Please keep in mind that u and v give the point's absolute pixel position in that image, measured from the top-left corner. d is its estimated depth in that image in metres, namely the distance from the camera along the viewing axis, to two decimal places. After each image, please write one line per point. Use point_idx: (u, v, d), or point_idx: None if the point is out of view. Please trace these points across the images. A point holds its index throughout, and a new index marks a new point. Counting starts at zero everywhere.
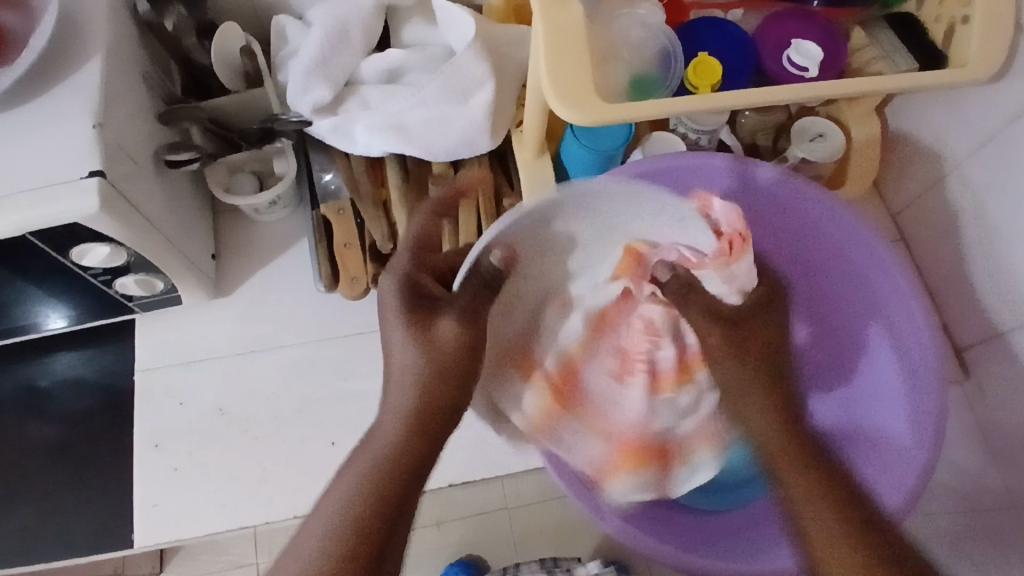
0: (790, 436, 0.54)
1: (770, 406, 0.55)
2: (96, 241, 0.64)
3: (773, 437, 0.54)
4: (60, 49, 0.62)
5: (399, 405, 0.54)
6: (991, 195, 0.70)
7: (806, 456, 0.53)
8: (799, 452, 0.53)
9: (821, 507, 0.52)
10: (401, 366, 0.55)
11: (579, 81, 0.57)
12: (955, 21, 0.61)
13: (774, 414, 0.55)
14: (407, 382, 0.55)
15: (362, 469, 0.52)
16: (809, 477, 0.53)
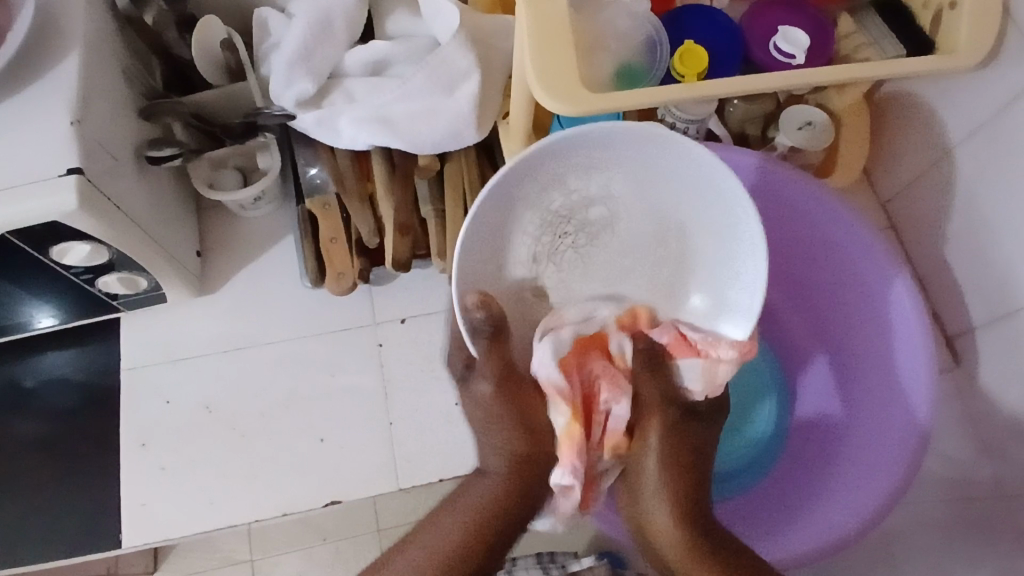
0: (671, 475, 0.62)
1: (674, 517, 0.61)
2: (76, 240, 0.63)
3: (663, 510, 0.61)
4: (37, 44, 0.61)
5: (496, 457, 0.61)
6: (981, 183, 0.70)
7: (706, 558, 0.59)
8: (666, 481, 0.62)
9: (679, 553, 0.60)
10: (483, 413, 0.62)
11: (564, 72, 0.56)
12: (943, 8, 0.61)
13: (668, 462, 0.62)
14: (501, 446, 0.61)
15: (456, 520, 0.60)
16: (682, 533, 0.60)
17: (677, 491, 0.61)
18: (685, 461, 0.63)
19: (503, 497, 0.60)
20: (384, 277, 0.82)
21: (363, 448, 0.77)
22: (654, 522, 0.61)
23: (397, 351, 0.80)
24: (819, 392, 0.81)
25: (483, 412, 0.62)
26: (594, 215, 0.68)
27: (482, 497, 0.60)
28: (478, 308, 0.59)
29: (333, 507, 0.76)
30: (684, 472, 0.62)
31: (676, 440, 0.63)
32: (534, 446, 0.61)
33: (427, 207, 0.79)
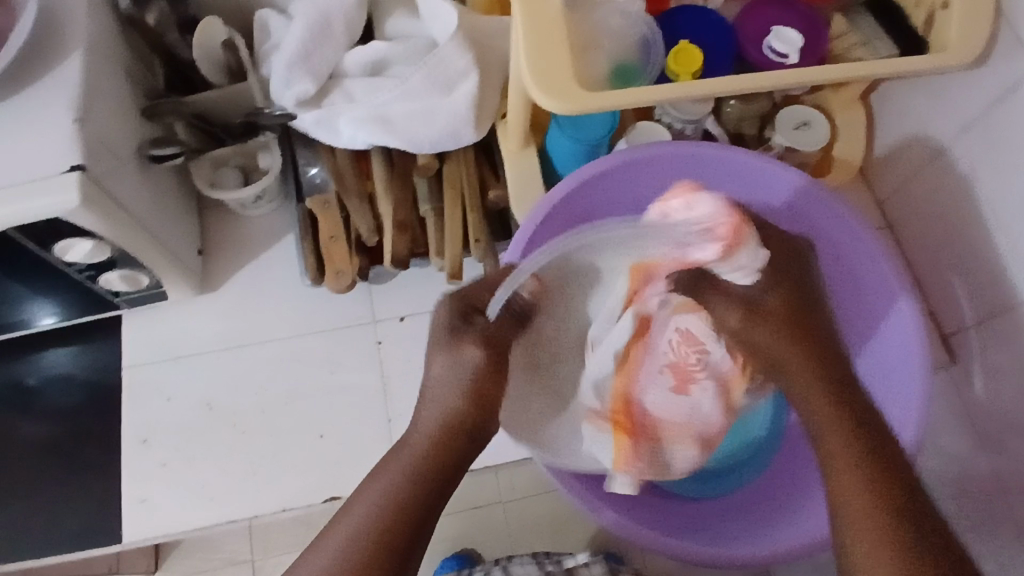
0: (795, 341, 0.59)
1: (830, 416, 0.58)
2: (79, 237, 0.64)
3: (785, 351, 0.59)
4: (40, 45, 0.62)
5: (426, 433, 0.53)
6: (975, 180, 0.70)
7: (859, 431, 0.56)
8: (803, 359, 0.59)
9: (825, 418, 0.57)
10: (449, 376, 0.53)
11: (559, 71, 0.56)
12: (935, 8, 0.62)
13: (778, 328, 0.59)
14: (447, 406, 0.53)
15: (389, 482, 0.52)
16: (823, 395, 0.58)
17: (809, 374, 0.59)
18: (796, 302, 0.59)
19: (432, 469, 0.53)
20: (383, 276, 0.82)
21: (362, 444, 0.77)
22: (809, 396, 0.58)
23: (396, 348, 0.81)
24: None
25: (450, 387, 0.53)
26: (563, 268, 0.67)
27: (417, 454, 0.53)
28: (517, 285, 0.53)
29: (332, 503, 0.77)
30: (817, 347, 0.59)
31: (795, 296, 0.60)
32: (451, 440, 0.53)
33: (426, 205, 0.80)
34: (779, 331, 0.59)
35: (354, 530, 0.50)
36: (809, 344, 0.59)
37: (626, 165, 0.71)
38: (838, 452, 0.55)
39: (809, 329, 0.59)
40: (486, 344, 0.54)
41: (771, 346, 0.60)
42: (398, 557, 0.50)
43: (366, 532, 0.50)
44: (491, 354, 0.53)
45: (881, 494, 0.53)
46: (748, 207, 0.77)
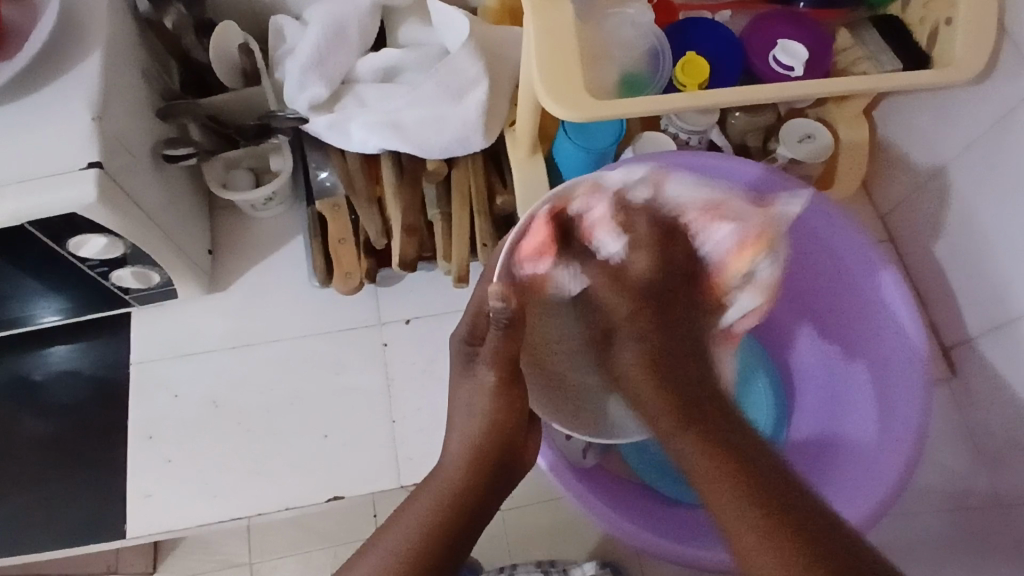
0: (651, 376, 0.59)
1: (641, 350, 0.60)
2: (93, 232, 0.65)
3: (645, 387, 0.58)
4: (62, 43, 0.63)
5: (465, 441, 0.60)
6: (976, 195, 0.71)
7: (696, 422, 0.54)
8: (662, 392, 0.57)
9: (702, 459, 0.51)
10: (471, 403, 0.61)
11: (569, 78, 0.58)
12: (939, 24, 0.63)
13: (640, 351, 0.60)
14: (476, 418, 0.60)
15: (423, 507, 0.55)
16: (664, 411, 0.55)
17: (692, 444, 0.52)
18: (663, 364, 0.59)
19: (462, 493, 0.57)
20: (390, 278, 0.84)
21: (368, 444, 0.78)
22: (658, 422, 0.56)
23: (402, 350, 0.82)
24: (814, 411, 0.82)
25: (475, 406, 0.61)
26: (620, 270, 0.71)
27: (442, 492, 0.57)
28: (498, 301, 0.56)
29: (334, 503, 0.77)
30: (672, 375, 0.58)
31: (662, 359, 0.59)
32: (480, 464, 0.59)
33: (434, 209, 0.81)
34: (650, 334, 0.61)
35: (401, 535, 0.53)
36: (661, 371, 0.58)
37: (632, 173, 0.72)
38: (716, 485, 0.49)
39: (661, 356, 0.59)
40: (500, 374, 0.60)
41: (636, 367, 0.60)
42: (449, 546, 0.54)
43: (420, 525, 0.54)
44: (502, 378, 0.60)
45: (734, 476, 0.49)
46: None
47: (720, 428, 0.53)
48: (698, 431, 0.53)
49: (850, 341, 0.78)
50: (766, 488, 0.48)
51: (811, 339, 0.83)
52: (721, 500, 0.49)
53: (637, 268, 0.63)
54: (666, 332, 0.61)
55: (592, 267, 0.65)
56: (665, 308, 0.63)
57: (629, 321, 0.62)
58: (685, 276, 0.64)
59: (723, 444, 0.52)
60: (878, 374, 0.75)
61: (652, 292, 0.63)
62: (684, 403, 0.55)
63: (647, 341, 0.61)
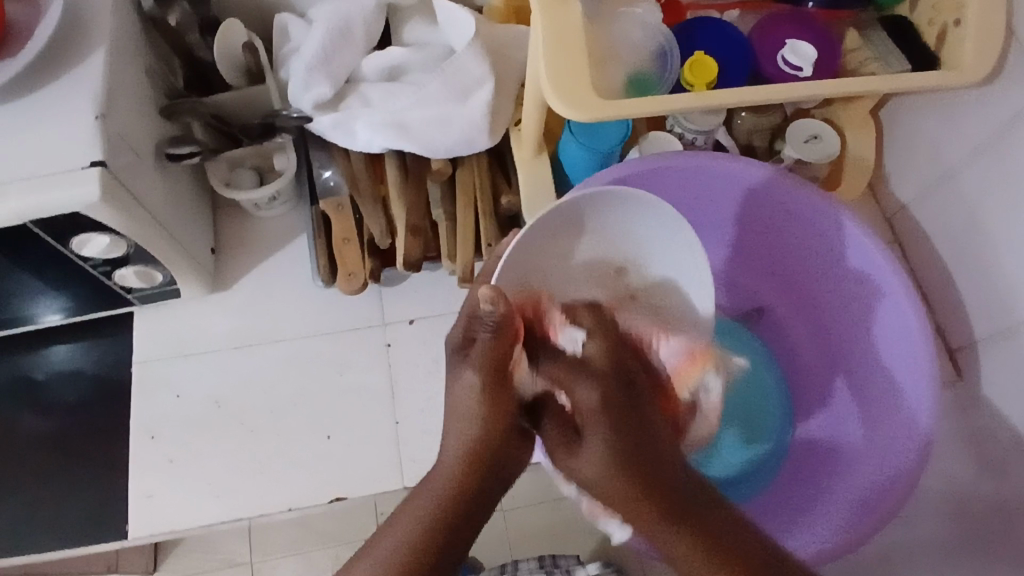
0: (615, 442, 0.50)
1: (606, 444, 0.50)
2: (96, 231, 0.64)
3: (608, 484, 0.50)
4: (66, 41, 0.63)
5: (462, 443, 0.55)
6: (983, 197, 0.71)
7: (651, 493, 0.49)
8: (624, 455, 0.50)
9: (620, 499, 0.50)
10: (468, 402, 0.56)
11: (576, 78, 0.57)
12: (948, 26, 0.63)
13: (604, 430, 0.50)
14: (473, 418, 0.56)
15: (411, 524, 0.52)
16: (614, 481, 0.49)
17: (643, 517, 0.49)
18: (633, 445, 0.50)
19: (458, 498, 0.54)
20: (395, 278, 0.84)
21: (370, 445, 0.77)
22: (592, 483, 0.51)
23: (405, 351, 0.81)
24: (824, 413, 0.81)
25: (467, 406, 0.56)
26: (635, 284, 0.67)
27: (435, 498, 0.53)
28: (487, 302, 0.53)
29: (336, 504, 0.77)
30: (636, 435, 0.51)
31: (625, 437, 0.50)
32: (473, 470, 0.55)
33: (438, 209, 0.81)
34: (600, 401, 0.51)
35: (392, 550, 0.51)
36: (624, 439, 0.50)
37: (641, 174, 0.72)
38: (679, 557, 0.49)
39: (636, 462, 0.50)
40: (486, 373, 0.55)
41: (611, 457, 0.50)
42: (437, 557, 0.51)
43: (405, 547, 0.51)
44: (490, 382, 0.55)
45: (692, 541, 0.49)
46: (759, 224, 0.78)
47: (675, 491, 0.50)
48: (655, 503, 0.49)
49: (857, 341, 0.77)
50: (732, 551, 0.49)
51: (817, 337, 0.82)
52: (693, 563, 0.49)
53: (598, 377, 0.52)
54: (629, 419, 0.51)
55: (552, 364, 0.55)
56: (627, 397, 0.52)
57: (595, 429, 0.50)
58: (625, 379, 0.53)
59: (701, 541, 0.49)
60: (886, 374, 0.74)
61: (622, 394, 0.52)
62: (654, 478, 0.49)
63: (613, 442, 0.50)
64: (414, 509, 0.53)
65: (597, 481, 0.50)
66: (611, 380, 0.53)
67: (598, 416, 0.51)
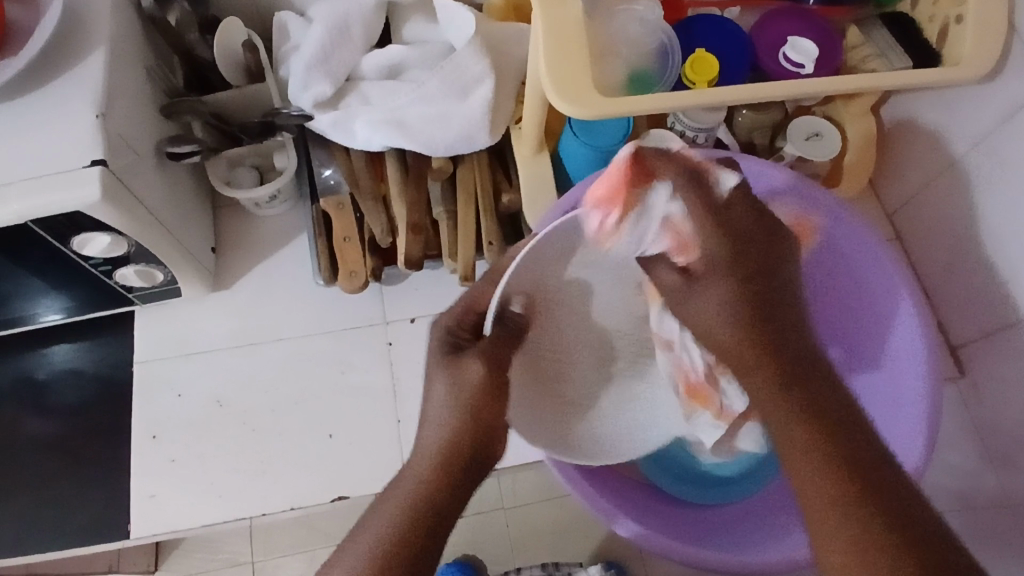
0: (746, 332, 0.56)
1: (739, 314, 0.57)
2: (98, 231, 0.64)
3: (756, 364, 0.55)
4: (65, 41, 0.63)
5: (445, 427, 0.54)
6: (985, 192, 0.71)
7: (786, 397, 0.53)
8: (751, 347, 0.56)
9: (768, 395, 0.54)
10: (447, 395, 0.55)
11: (576, 75, 0.57)
12: (949, 21, 0.63)
13: (733, 314, 0.57)
14: (456, 405, 0.55)
15: (388, 517, 0.51)
16: (766, 377, 0.55)
17: (770, 394, 0.54)
18: (764, 330, 0.56)
19: (443, 484, 0.53)
20: (396, 276, 0.84)
21: (372, 444, 0.77)
22: (754, 381, 0.55)
23: (407, 349, 0.81)
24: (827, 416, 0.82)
25: (447, 396, 0.55)
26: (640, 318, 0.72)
27: (417, 487, 0.52)
28: (493, 303, 0.60)
29: (339, 503, 0.77)
30: (771, 334, 0.56)
31: (756, 316, 0.56)
32: (459, 458, 0.53)
33: (439, 208, 0.80)
34: (727, 305, 0.57)
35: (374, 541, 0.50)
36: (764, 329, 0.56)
37: None
38: (794, 454, 0.52)
39: (769, 345, 0.55)
40: (485, 365, 0.56)
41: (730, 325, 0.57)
42: (423, 545, 0.50)
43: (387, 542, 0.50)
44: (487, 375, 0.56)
45: (822, 434, 0.51)
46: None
47: (807, 388, 0.54)
48: (789, 386, 0.54)
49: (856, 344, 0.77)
50: (840, 455, 0.51)
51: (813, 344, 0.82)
52: (797, 463, 0.51)
53: (725, 256, 0.58)
54: (762, 313, 0.56)
55: (684, 194, 0.59)
56: (764, 301, 0.57)
57: (715, 288, 0.58)
58: (766, 233, 0.59)
59: (814, 418, 0.52)
60: (886, 374, 0.75)
61: (766, 286, 0.58)
62: (791, 364, 0.55)
63: (728, 303, 0.57)
64: (396, 498, 0.52)
65: (724, 333, 0.57)
66: (722, 238, 0.59)
67: (731, 307, 0.57)
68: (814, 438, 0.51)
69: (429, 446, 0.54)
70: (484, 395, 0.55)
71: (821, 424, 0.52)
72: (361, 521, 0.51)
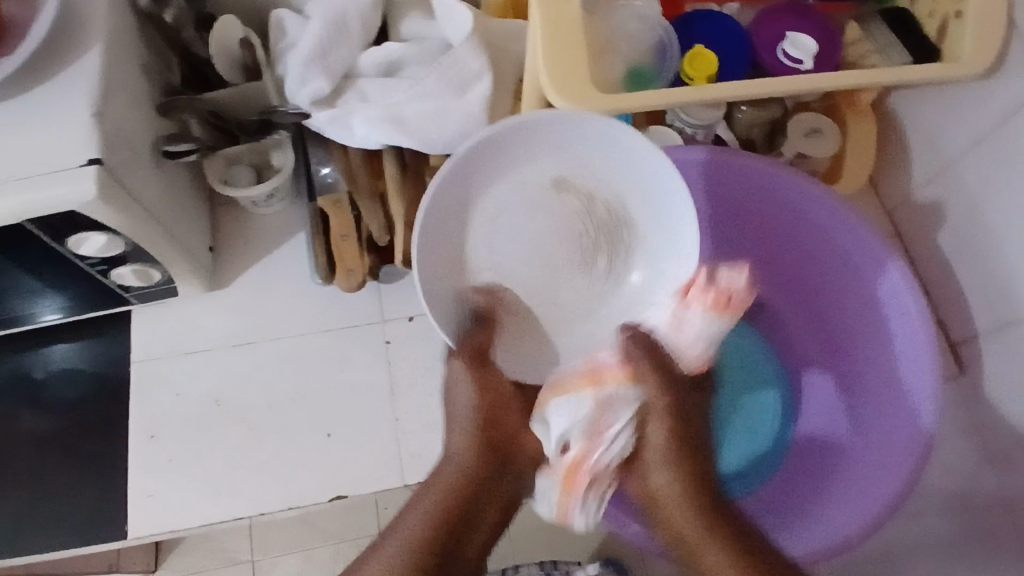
0: (679, 487, 0.59)
1: (667, 428, 0.59)
2: (93, 230, 0.64)
3: (668, 489, 0.59)
4: (60, 38, 0.62)
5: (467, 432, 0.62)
6: (985, 190, 0.71)
7: (700, 498, 0.59)
8: (686, 494, 0.59)
9: (678, 496, 0.59)
10: (464, 401, 0.63)
11: (573, 71, 0.57)
12: (948, 17, 0.62)
13: (671, 469, 0.59)
14: (472, 411, 0.62)
15: (422, 507, 0.58)
16: (679, 481, 0.59)
17: (697, 522, 0.58)
18: (686, 448, 0.60)
19: (470, 478, 0.60)
20: (392, 275, 0.83)
21: (369, 443, 0.77)
22: (654, 480, 0.59)
23: (404, 348, 0.81)
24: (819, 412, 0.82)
25: (466, 401, 0.63)
26: (605, 213, 0.67)
27: (448, 481, 0.60)
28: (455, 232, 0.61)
29: (337, 502, 0.77)
30: (689, 447, 0.60)
31: (679, 428, 0.60)
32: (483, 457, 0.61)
33: None
34: (658, 432, 0.60)
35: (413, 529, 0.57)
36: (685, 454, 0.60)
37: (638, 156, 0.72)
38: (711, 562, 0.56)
39: (694, 455, 0.60)
40: (472, 360, 0.62)
41: (671, 477, 0.59)
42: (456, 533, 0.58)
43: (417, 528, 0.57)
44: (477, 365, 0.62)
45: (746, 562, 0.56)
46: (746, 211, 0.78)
47: (721, 513, 0.59)
48: (706, 505, 0.58)
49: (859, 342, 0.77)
50: (769, 572, 0.56)
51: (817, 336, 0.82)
52: (733, 572, 0.56)
53: (670, 478, 0.59)
54: (682, 421, 0.60)
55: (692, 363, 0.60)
56: (688, 431, 0.61)
57: (658, 415, 0.59)
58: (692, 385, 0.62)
59: (718, 533, 0.57)
60: (888, 374, 0.74)
61: (689, 407, 0.61)
62: (700, 484, 0.59)
63: (668, 434, 0.59)
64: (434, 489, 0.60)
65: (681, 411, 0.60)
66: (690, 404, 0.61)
67: (666, 460, 0.59)
68: (739, 554, 0.56)
69: (458, 444, 0.62)
70: (494, 393, 0.63)
71: (742, 543, 0.57)
72: (397, 515, 0.58)
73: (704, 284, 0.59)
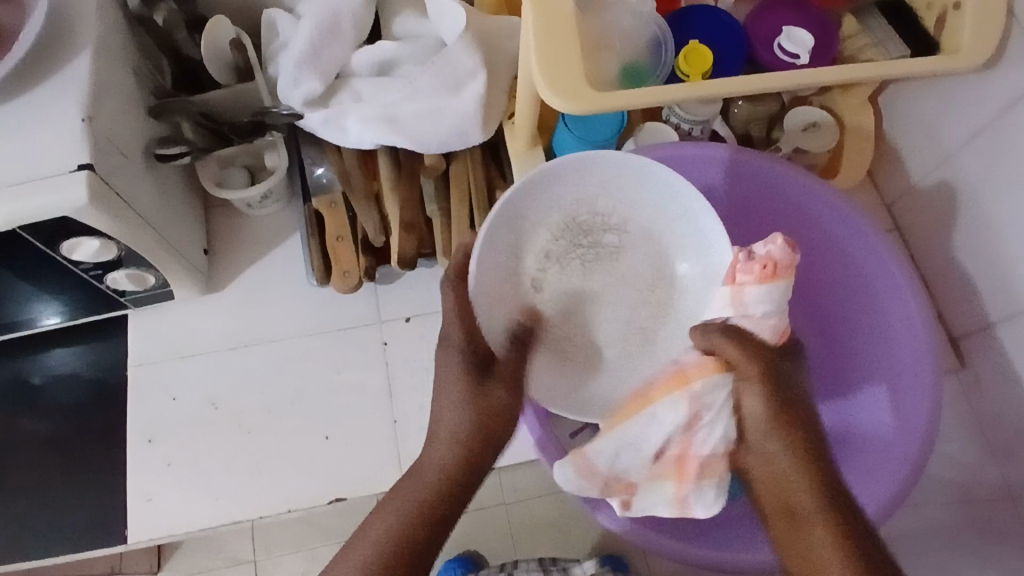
0: (796, 457, 0.50)
1: (767, 400, 0.51)
2: (87, 235, 0.64)
3: (779, 458, 0.51)
4: (49, 43, 0.62)
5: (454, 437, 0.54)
6: (985, 182, 0.70)
7: (809, 459, 0.50)
8: (802, 462, 0.50)
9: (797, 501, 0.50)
10: (453, 411, 0.54)
11: (567, 69, 0.56)
12: (946, 9, 0.61)
13: (769, 420, 0.51)
14: (464, 422, 0.54)
15: (399, 515, 0.52)
16: (793, 465, 0.50)
17: (813, 492, 0.49)
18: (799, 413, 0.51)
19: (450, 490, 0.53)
20: (390, 275, 0.83)
21: (368, 444, 0.77)
22: (770, 454, 0.51)
23: (402, 348, 0.81)
24: None
25: (457, 413, 0.54)
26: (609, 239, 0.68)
27: (423, 492, 0.53)
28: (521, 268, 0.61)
29: (337, 504, 0.77)
30: (803, 426, 0.51)
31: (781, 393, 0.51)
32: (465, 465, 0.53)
33: (433, 205, 0.80)
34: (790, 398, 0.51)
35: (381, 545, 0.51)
36: (802, 428, 0.51)
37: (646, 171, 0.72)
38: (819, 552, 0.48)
39: (796, 416, 0.51)
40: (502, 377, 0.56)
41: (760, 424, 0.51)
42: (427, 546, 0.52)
43: (387, 541, 0.51)
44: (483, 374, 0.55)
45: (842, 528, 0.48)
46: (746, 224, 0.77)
47: (826, 474, 0.50)
48: (812, 466, 0.50)
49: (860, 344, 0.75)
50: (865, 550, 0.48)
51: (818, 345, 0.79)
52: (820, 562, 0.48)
53: (763, 429, 0.51)
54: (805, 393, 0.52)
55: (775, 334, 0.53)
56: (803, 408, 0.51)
57: (752, 384, 0.51)
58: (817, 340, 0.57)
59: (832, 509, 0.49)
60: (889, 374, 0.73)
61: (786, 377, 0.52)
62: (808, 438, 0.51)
63: (769, 394, 0.51)
64: (400, 504, 0.53)
65: (759, 416, 0.51)
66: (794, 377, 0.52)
67: (770, 439, 0.51)
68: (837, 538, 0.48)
69: (440, 455, 0.54)
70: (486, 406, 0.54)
71: (841, 511, 0.49)
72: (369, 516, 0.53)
73: (744, 260, 0.54)
